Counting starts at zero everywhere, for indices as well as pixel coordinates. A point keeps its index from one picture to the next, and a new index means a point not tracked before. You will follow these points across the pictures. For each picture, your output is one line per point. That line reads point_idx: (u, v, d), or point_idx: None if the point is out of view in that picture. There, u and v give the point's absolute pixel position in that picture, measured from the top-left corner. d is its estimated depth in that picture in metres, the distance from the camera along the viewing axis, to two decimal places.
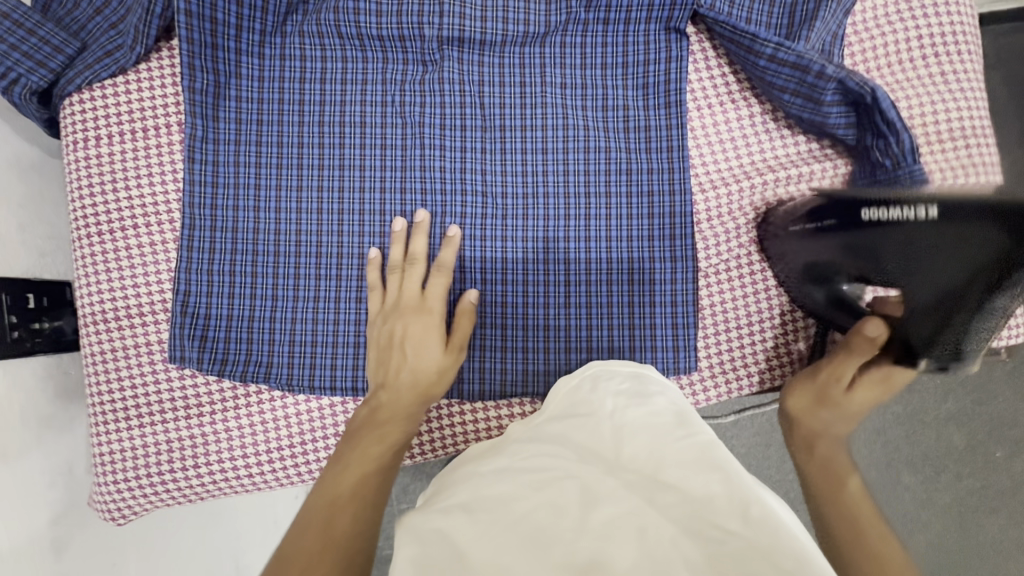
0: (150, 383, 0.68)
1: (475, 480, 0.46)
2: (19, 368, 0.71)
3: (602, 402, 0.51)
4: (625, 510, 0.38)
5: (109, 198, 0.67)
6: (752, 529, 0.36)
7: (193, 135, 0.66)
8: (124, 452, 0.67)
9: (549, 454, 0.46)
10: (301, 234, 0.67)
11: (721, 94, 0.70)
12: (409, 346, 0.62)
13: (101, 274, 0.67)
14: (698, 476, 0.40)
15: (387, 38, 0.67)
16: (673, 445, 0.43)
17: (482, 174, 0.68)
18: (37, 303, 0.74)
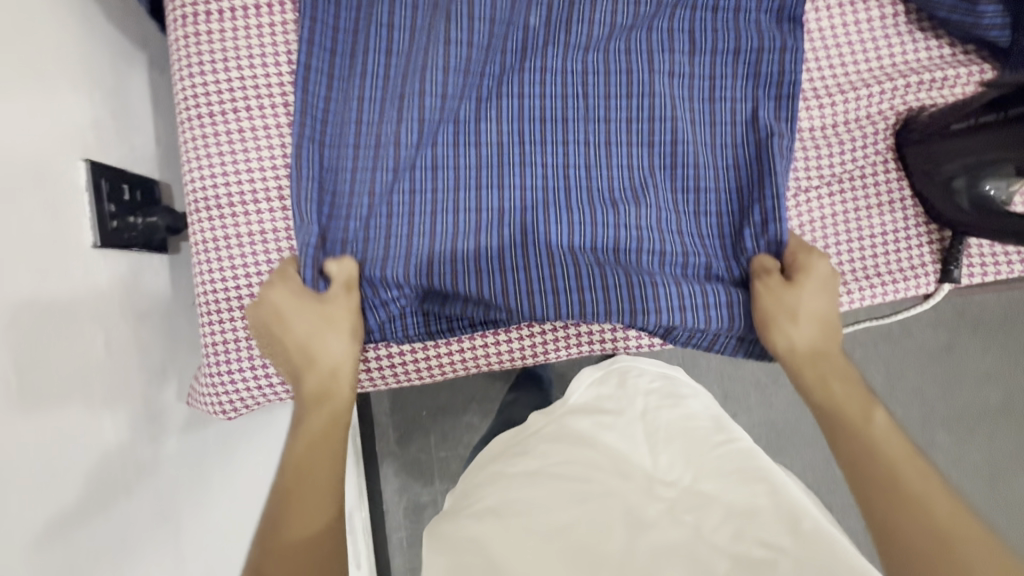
0: (263, 272, 0.65)
1: (508, 485, 0.66)
2: (116, 259, 0.69)
3: (632, 403, 0.78)
4: (667, 544, 0.54)
5: (220, 77, 0.64)
6: (800, 544, 0.52)
7: (318, 22, 0.65)
8: (237, 341, 0.65)
9: (573, 458, 0.67)
10: (426, 129, 0.66)
11: None
12: (279, 330, 0.60)
13: (214, 156, 0.64)
14: (739, 492, 0.60)
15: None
16: (712, 455, 0.66)
17: (610, 80, 0.68)
18: (131, 196, 0.71)
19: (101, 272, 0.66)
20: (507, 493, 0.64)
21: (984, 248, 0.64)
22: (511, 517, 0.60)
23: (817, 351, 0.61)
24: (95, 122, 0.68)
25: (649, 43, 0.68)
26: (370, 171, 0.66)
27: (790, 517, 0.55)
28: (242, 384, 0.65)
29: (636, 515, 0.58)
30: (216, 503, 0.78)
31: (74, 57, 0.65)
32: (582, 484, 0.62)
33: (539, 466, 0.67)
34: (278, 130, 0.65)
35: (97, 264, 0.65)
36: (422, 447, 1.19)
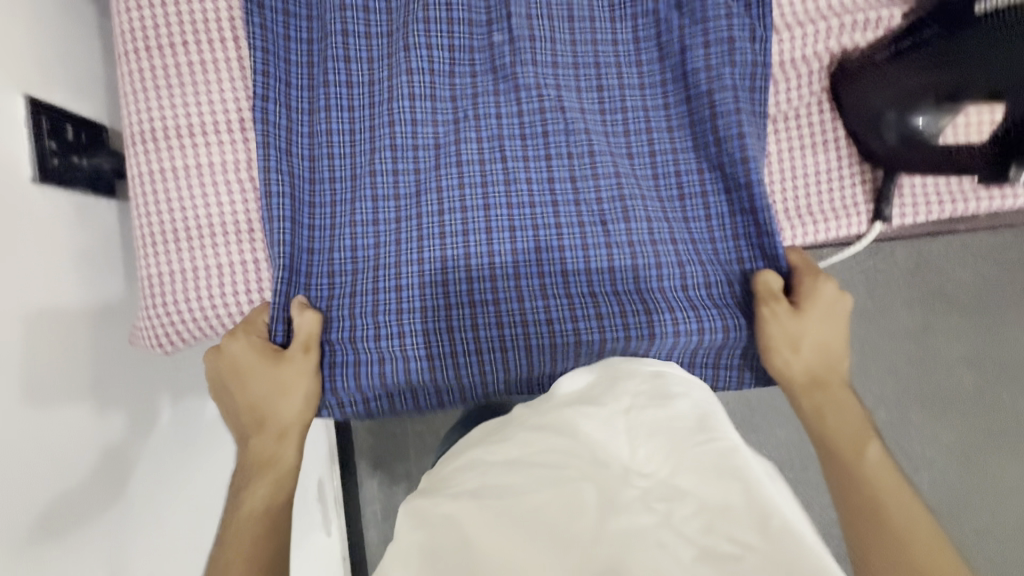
0: (200, 207, 0.64)
1: (486, 473, 0.44)
2: (58, 197, 0.69)
3: (618, 398, 0.48)
4: (643, 525, 0.38)
5: (156, 14, 0.64)
6: (769, 543, 0.37)
7: None
8: (171, 277, 0.64)
9: (559, 447, 0.45)
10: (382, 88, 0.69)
11: None
12: (236, 387, 0.61)
13: (151, 86, 0.64)
14: (717, 482, 0.40)
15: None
16: (690, 448, 0.43)
17: (554, 39, 0.71)
18: (75, 137, 0.72)
19: (41, 208, 0.66)
20: (485, 476, 0.44)
21: (915, 188, 0.65)
22: (489, 500, 0.41)
23: (817, 377, 0.64)
24: (43, 62, 0.68)
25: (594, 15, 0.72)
26: (341, 191, 0.68)
27: (761, 501, 0.38)
28: (179, 318, 0.65)
29: (610, 493, 0.40)
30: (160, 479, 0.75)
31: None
32: (556, 468, 0.42)
33: (518, 453, 0.45)
34: (218, 63, 0.65)
35: (36, 198, 0.66)
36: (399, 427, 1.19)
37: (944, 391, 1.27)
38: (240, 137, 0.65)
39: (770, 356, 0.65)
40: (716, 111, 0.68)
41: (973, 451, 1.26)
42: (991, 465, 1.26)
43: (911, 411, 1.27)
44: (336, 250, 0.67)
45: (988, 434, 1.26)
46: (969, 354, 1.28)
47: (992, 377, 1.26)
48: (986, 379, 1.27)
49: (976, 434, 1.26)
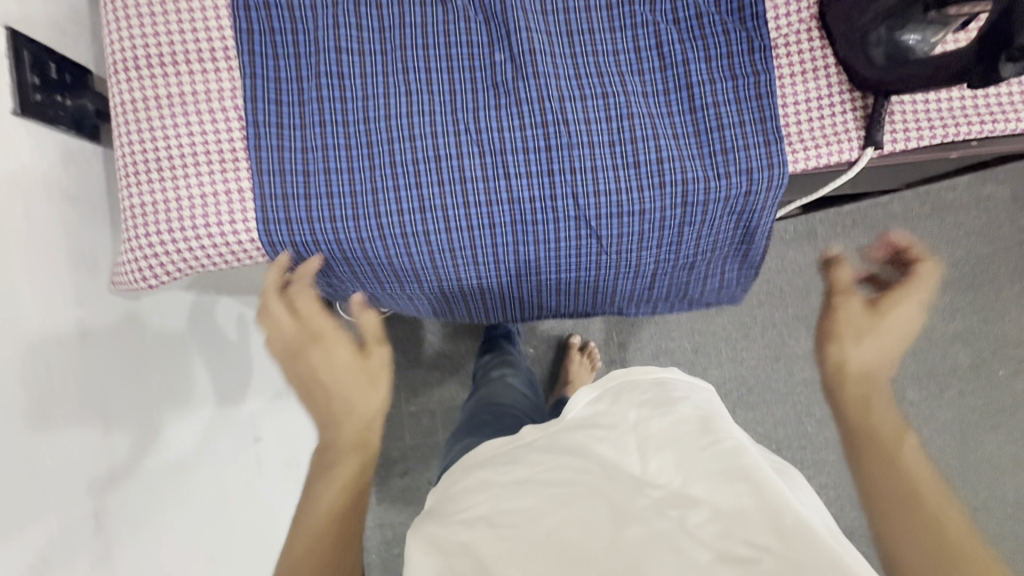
0: (182, 135, 0.62)
1: (491, 491, 0.49)
2: (45, 134, 0.69)
3: (625, 416, 0.54)
4: (660, 531, 0.42)
5: None
6: (787, 545, 0.40)
7: None
8: (155, 206, 0.63)
9: (569, 467, 0.49)
10: (361, 22, 0.64)
11: None
12: (318, 372, 0.53)
13: (133, 11, 0.62)
14: (728, 487, 0.45)
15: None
16: (699, 455, 0.48)
17: None
18: (59, 76, 0.71)
19: (23, 142, 0.65)
20: (499, 499, 0.48)
21: (907, 114, 0.65)
22: (505, 529, 0.45)
23: (869, 400, 0.49)
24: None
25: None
26: (320, 141, 0.64)
27: (769, 500, 0.43)
28: (165, 250, 0.64)
29: (620, 507, 0.45)
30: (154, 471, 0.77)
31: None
32: (567, 487, 0.47)
33: (527, 474, 0.50)
34: None
35: (17, 131, 0.65)
36: (402, 428, 1.21)
37: (948, 367, 1.25)
38: (222, 66, 0.63)
39: (818, 355, 0.53)
40: (705, 45, 0.66)
41: (967, 430, 1.26)
42: (983, 444, 1.25)
43: (908, 387, 1.25)
44: (319, 201, 0.64)
45: (983, 413, 1.25)
46: (966, 332, 1.26)
47: (990, 354, 1.25)
48: (986, 357, 1.25)
49: (972, 413, 1.25)
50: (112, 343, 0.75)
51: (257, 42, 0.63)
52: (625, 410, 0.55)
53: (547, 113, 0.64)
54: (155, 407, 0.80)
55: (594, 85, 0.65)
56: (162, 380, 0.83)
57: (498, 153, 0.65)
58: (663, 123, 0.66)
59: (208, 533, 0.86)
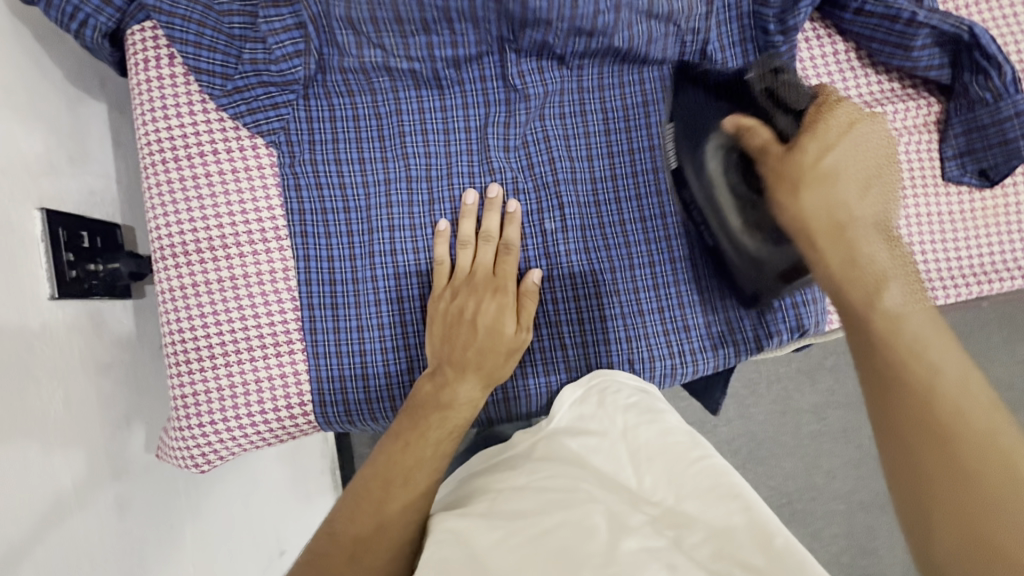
0: (235, 319, 0.64)
1: (495, 494, 0.52)
2: (76, 310, 0.66)
3: (613, 421, 0.57)
4: (655, 547, 0.41)
5: (187, 127, 0.63)
6: (772, 561, 0.38)
7: (304, 92, 0.64)
8: (210, 392, 0.64)
9: (566, 476, 0.51)
10: (413, 202, 0.66)
11: (827, 54, 0.69)
12: (482, 321, 0.61)
13: (180, 201, 0.63)
14: (716, 506, 0.45)
15: (517, 25, 0.62)
16: (687, 471, 0.49)
17: (587, 136, 0.68)
18: (90, 243, 0.69)
19: (59, 324, 0.63)
20: (496, 500, 0.51)
21: (943, 271, 0.69)
22: (499, 521, 0.47)
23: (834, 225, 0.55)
24: (52, 167, 0.66)
25: (647, 124, 0.69)
26: (375, 319, 0.65)
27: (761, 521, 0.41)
28: (217, 437, 0.64)
29: (619, 520, 0.44)
30: (179, 523, 0.77)
31: (42, 113, 0.65)
32: (563, 493, 0.48)
33: (525, 481, 0.52)
34: (248, 171, 0.64)
35: (55, 316, 0.63)
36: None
37: None
38: (275, 250, 0.64)
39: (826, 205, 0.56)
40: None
41: None
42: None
43: None
44: (376, 377, 0.65)
45: None
46: None
47: None
48: None
49: None
50: (150, 500, 0.73)
51: (310, 224, 0.65)
52: (612, 414, 0.58)
53: (602, 277, 0.67)
54: (191, 558, 0.77)
55: (642, 252, 0.68)
56: (196, 527, 0.79)
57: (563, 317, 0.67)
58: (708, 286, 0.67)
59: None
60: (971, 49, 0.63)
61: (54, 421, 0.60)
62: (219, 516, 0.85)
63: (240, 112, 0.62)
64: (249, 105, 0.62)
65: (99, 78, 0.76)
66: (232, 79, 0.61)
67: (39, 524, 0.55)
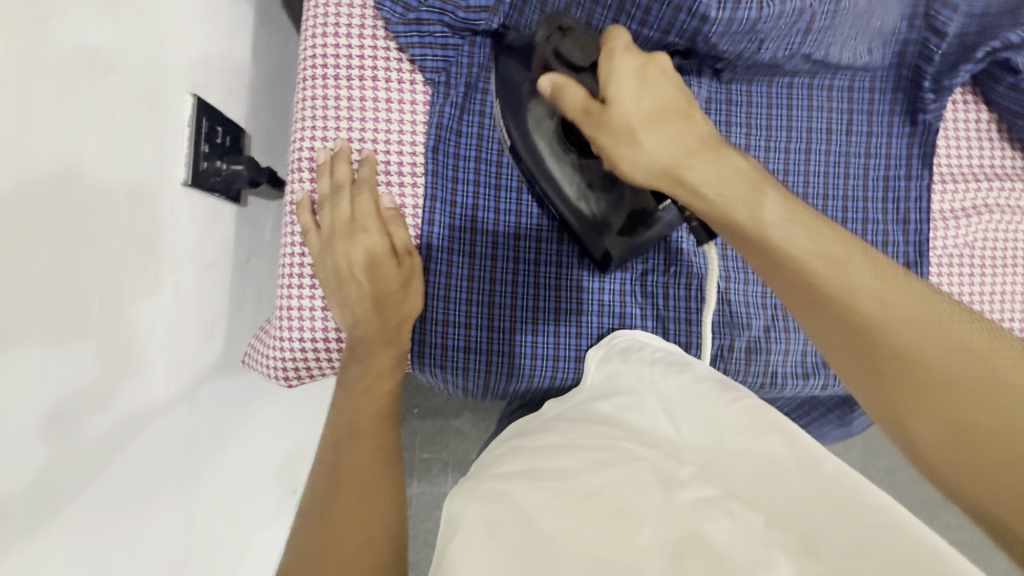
0: None
1: (527, 457, 0.49)
2: (199, 202, 0.66)
3: (639, 375, 0.56)
4: (709, 496, 0.38)
5: (353, 47, 0.64)
6: (827, 484, 0.36)
7: (473, 41, 0.65)
8: (314, 309, 0.64)
9: (604, 435, 0.49)
10: None
11: (971, 121, 0.70)
12: (360, 274, 0.60)
13: (329, 121, 0.64)
14: (758, 439, 0.42)
15: (702, 44, 0.63)
16: (724, 416, 0.45)
17: (727, 148, 0.68)
18: (223, 140, 0.69)
19: (182, 213, 0.63)
20: (532, 459, 0.49)
21: None
22: (545, 481, 0.43)
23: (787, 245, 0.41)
24: (203, 61, 0.66)
25: (786, 146, 0.69)
26: (488, 272, 0.66)
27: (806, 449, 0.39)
28: (310, 355, 0.65)
29: (667, 474, 0.42)
30: (228, 436, 0.76)
31: (204, 1, 0.65)
32: (606, 452, 0.45)
33: (561, 439, 0.50)
34: (401, 102, 0.65)
35: (181, 201, 0.63)
36: (407, 444, 1.02)
37: None
38: (409, 185, 0.65)
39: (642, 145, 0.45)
40: None
41: None
42: None
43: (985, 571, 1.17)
44: (478, 329, 0.66)
45: None
46: None
47: None
48: None
49: None
50: (213, 403, 0.73)
51: (446, 166, 0.66)
52: (636, 366, 0.57)
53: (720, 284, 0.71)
54: (230, 469, 0.76)
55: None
56: (242, 442, 0.79)
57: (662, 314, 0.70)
58: None
59: (248, 501, 0.81)
60: None
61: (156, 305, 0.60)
62: (254, 425, 0.82)
63: (412, 43, 0.63)
64: (421, 39, 0.63)
65: None
66: (415, 11, 0.61)
67: (132, 405, 0.57)
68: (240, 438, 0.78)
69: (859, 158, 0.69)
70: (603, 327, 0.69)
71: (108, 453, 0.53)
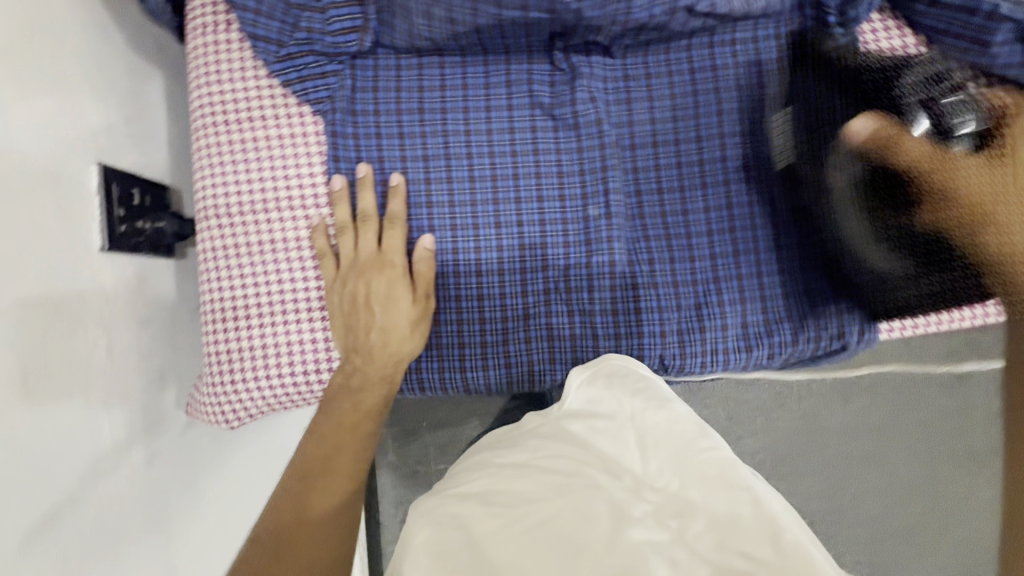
0: (271, 280, 0.65)
1: (492, 475, 0.50)
2: (123, 263, 0.69)
3: (621, 404, 0.53)
4: (658, 541, 0.42)
5: (237, 91, 0.64)
6: (780, 557, 0.40)
7: (352, 64, 0.64)
8: (239, 351, 0.65)
9: (567, 458, 0.49)
10: (453, 185, 0.65)
11: (895, 47, 0.64)
12: (375, 304, 0.61)
13: (227, 164, 0.64)
14: (722, 495, 0.45)
15: (569, 26, 0.60)
16: (697, 458, 0.48)
17: (631, 126, 0.65)
18: (142, 201, 0.72)
19: (107, 277, 0.66)
20: (495, 479, 0.49)
21: None
22: (499, 508, 0.46)
23: None
24: (108, 127, 0.68)
25: (696, 111, 0.65)
26: None
27: (767, 516, 0.43)
28: (245, 395, 0.65)
29: (621, 510, 0.44)
30: (202, 480, 0.78)
31: (100, 74, 0.68)
32: (566, 479, 0.47)
33: (527, 458, 0.50)
34: (292, 136, 0.64)
35: (103, 267, 0.66)
36: (419, 458, 1.01)
37: None
38: (312, 214, 0.65)
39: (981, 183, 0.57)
40: (796, 210, 0.64)
41: None
42: None
43: None
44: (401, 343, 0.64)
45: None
46: None
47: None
48: None
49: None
50: (178, 451, 0.75)
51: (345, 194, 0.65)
52: (619, 396, 0.54)
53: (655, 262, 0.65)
54: (209, 512, 0.79)
55: (682, 245, 0.65)
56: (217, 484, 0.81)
57: (594, 305, 0.64)
58: (753, 284, 0.64)
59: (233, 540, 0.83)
60: None
61: (92, 370, 0.62)
62: (228, 469, 0.84)
63: (290, 79, 0.63)
64: (299, 73, 0.63)
65: (146, 39, 0.77)
66: (286, 46, 0.62)
67: (80, 466, 0.58)
68: (216, 480, 0.81)
69: (777, 110, 0.64)
70: (533, 336, 0.64)
71: (56, 518, 0.55)
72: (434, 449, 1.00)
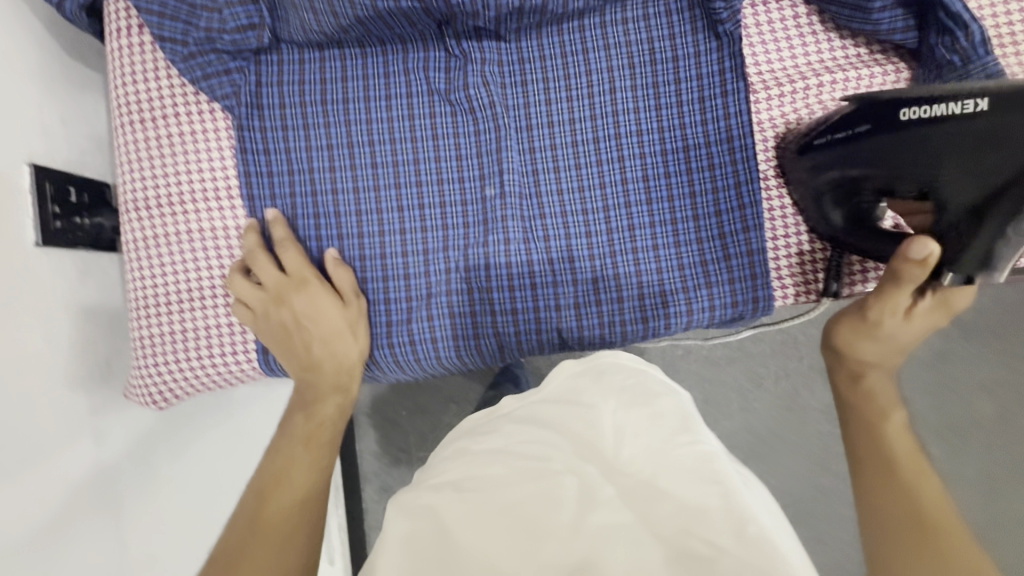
0: (191, 269, 0.69)
1: (469, 463, 0.42)
2: (61, 257, 0.73)
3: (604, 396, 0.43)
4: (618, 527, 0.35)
5: (150, 92, 0.68)
6: (746, 548, 0.32)
7: (256, 61, 0.67)
8: (164, 337, 0.69)
9: (541, 443, 0.41)
10: (356, 173, 0.67)
11: (784, 18, 0.65)
12: (305, 320, 0.64)
13: (144, 161, 0.68)
14: (695, 488, 0.36)
15: (449, 13, 0.63)
16: (675, 450, 0.38)
17: (526, 108, 0.67)
18: (78, 198, 0.77)
19: (42, 269, 0.70)
20: (471, 466, 0.41)
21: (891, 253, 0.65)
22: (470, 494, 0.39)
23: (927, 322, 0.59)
24: (43, 129, 0.73)
25: (589, 91, 0.66)
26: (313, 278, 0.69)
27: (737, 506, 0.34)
28: (172, 378, 0.69)
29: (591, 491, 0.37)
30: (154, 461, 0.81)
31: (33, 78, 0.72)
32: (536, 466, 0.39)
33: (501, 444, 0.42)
34: (204, 132, 0.68)
35: (38, 259, 0.69)
36: (401, 445, 1.05)
37: None
38: (227, 206, 0.69)
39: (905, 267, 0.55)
40: (691, 185, 0.65)
41: None
42: None
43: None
44: None
45: None
46: None
47: None
48: None
49: None
50: (127, 436, 0.78)
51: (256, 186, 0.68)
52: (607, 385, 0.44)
53: (554, 240, 0.67)
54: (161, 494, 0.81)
55: (578, 222, 0.67)
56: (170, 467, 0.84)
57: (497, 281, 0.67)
58: (649, 258, 0.66)
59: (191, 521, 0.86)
60: (936, 8, 0.58)
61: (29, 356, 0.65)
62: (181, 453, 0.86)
63: (195, 77, 0.65)
64: (203, 70, 0.65)
65: (82, 47, 0.81)
66: (188, 46, 0.64)
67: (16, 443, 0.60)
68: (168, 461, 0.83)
69: (667, 87, 0.66)
70: (435, 317, 0.67)
71: None
72: (415, 437, 1.05)
